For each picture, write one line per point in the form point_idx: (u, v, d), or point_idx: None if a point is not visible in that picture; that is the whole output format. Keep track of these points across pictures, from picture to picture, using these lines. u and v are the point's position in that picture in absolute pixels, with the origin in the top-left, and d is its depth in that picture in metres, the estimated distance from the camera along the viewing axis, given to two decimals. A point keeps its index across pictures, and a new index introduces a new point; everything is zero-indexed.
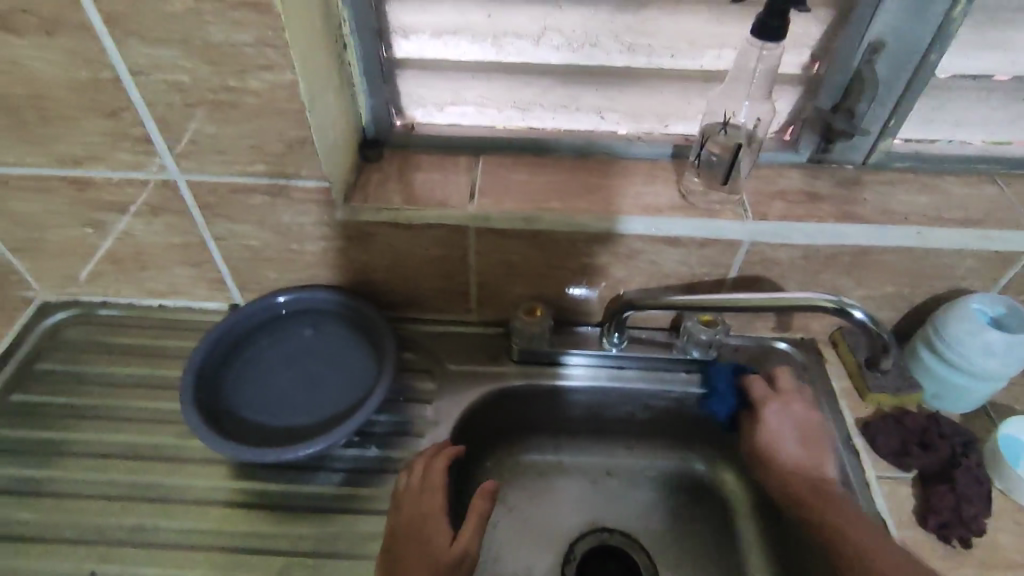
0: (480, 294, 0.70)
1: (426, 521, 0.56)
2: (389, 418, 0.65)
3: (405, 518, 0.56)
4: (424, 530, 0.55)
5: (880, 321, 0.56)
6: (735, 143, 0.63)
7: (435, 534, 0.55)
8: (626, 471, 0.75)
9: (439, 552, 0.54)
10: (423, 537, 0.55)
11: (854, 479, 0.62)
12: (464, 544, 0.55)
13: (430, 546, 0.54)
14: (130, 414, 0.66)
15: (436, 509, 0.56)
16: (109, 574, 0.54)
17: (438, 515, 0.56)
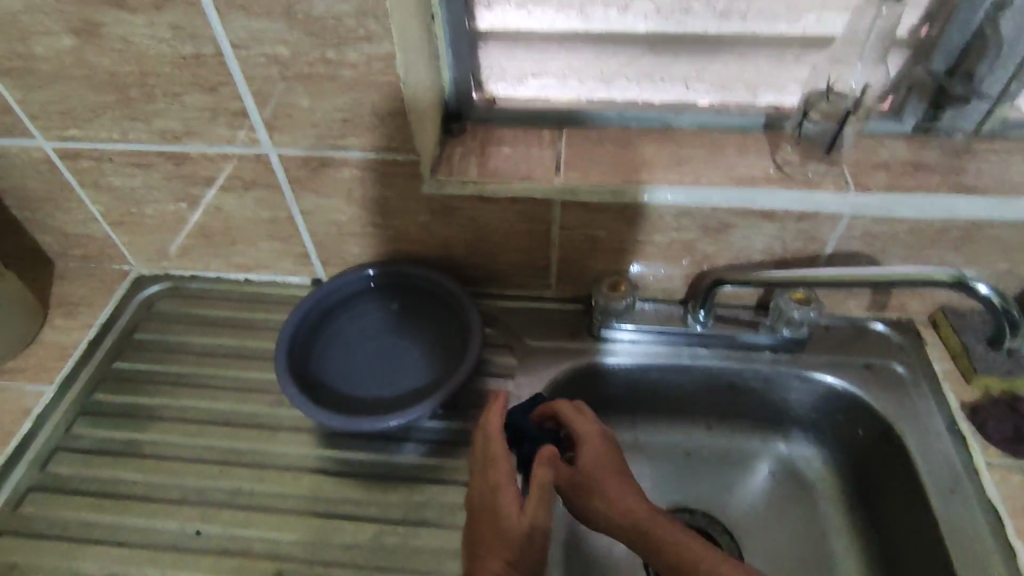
0: (560, 269, 0.69)
1: (496, 493, 0.54)
2: (472, 392, 0.66)
3: (475, 497, 0.54)
4: (494, 503, 0.53)
5: (1005, 295, 0.53)
6: (841, 110, 0.61)
7: (504, 506, 0.53)
8: (706, 451, 0.74)
9: (509, 522, 0.52)
10: (494, 511, 0.53)
11: (961, 465, 0.59)
12: (531, 519, 0.51)
13: (499, 518, 0.52)
14: (223, 383, 0.68)
15: (503, 480, 0.54)
16: (212, 534, 0.56)
17: (507, 487, 0.54)
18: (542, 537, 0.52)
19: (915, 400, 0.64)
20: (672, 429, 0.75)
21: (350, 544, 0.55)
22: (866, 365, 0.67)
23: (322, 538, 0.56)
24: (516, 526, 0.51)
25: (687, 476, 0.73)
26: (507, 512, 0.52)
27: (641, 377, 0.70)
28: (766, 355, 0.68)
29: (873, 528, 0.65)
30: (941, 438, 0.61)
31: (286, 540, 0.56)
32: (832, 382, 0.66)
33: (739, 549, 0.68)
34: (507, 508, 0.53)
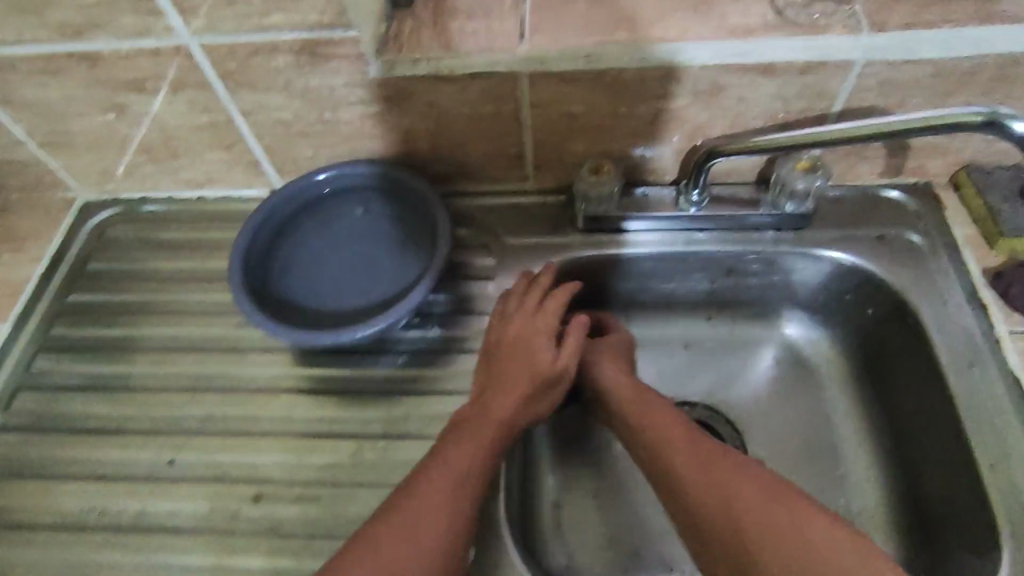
0: (537, 156, 0.62)
1: (527, 338, 0.56)
2: (450, 297, 0.61)
3: (507, 333, 0.56)
4: (529, 345, 0.55)
5: None
6: None
7: (540, 351, 0.56)
8: (705, 343, 0.70)
9: (537, 372, 0.55)
10: (526, 353, 0.55)
11: (980, 336, 0.54)
12: (564, 365, 0.56)
13: (533, 362, 0.55)
14: (185, 308, 0.63)
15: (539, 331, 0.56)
16: (186, 461, 0.54)
17: (540, 335, 0.56)
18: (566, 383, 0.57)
19: (932, 270, 0.58)
20: (670, 322, 0.70)
21: (330, 462, 0.53)
22: (879, 237, 0.61)
23: (301, 457, 0.53)
24: (551, 372, 0.55)
25: (686, 369, 0.69)
26: (540, 358, 0.55)
27: (633, 269, 0.65)
28: (769, 235, 0.62)
29: (884, 407, 0.62)
30: (960, 308, 0.56)
31: (263, 462, 0.53)
32: (841, 258, 0.61)
33: (742, 438, 0.65)
34: (540, 354, 0.56)
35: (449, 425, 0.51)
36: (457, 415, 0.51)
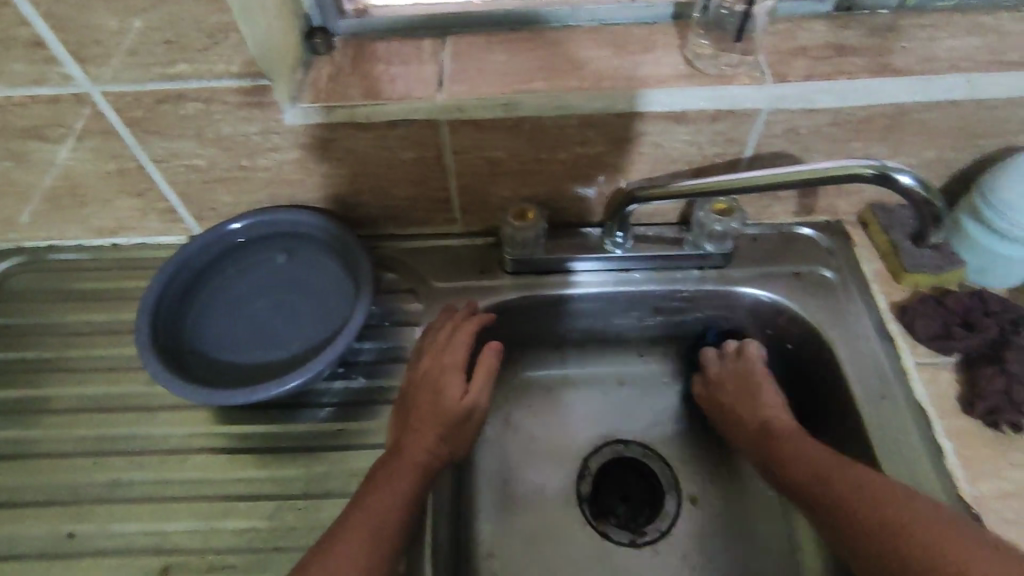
0: (462, 200, 0.62)
1: (443, 373, 0.54)
2: (376, 345, 0.59)
3: (419, 370, 0.55)
4: (439, 380, 0.54)
5: (931, 185, 0.48)
6: None
7: (449, 386, 0.54)
8: (638, 379, 0.70)
9: (447, 412, 0.53)
10: (437, 388, 0.54)
11: (890, 369, 0.57)
12: (472, 401, 0.54)
13: (441, 396, 0.53)
14: (92, 365, 0.60)
15: (453, 366, 0.54)
16: (86, 534, 0.50)
17: (453, 370, 0.55)
18: (478, 419, 0.55)
19: (845, 305, 0.61)
20: (602, 359, 0.71)
21: (246, 527, 0.50)
22: (795, 273, 0.63)
23: (214, 523, 0.50)
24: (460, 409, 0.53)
25: (619, 406, 0.69)
26: (451, 393, 0.54)
27: (562, 309, 0.65)
28: (693, 274, 0.63)
29: None
30: (871, 342, 0.58)
31: (173, 531, 0.50)
32: (760, 295, 0.62)
33: (674, 475, 0.65)
34: (449, 389, 0.54)
35: (369, 472, 0.49)
36: (377, 462, 0.49)
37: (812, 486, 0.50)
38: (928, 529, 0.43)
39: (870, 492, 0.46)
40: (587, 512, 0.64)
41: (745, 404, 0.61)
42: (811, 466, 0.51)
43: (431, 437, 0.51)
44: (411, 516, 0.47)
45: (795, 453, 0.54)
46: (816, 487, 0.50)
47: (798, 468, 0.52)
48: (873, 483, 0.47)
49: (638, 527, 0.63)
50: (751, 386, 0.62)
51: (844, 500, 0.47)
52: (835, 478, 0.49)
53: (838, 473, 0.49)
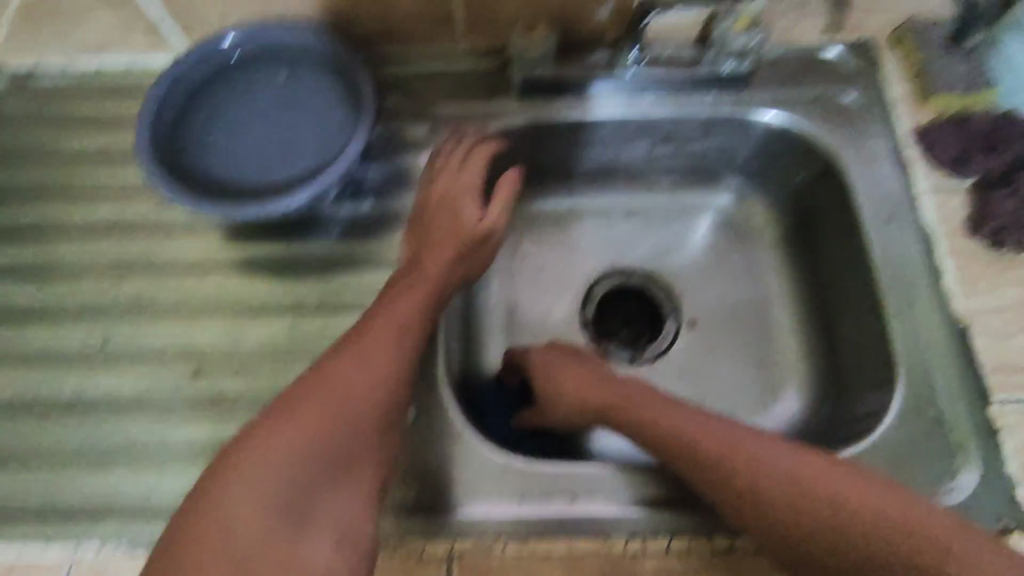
0: (469, 14, 0.58)
1: (459, 196, 0.54)
2: (383, 169, 0.59)
3: (436, 191, 0.54)
4: (456, 202, 0.54)
5: None
6: None
7: (466, 208, 0.54)
8: (645, 211, 0.71)
9: (463, 231, 0.53)
10: (452, 208, 0.54)
11: (900, 193, 0.56)
12: (490, 224, 0.54)
13: (458, 216, 0.53)
14: (98, 188, 0.59)
15: (469, 189, 0.54)
16: (118, 342, 0.53)
17: (468, 195, 0.54)
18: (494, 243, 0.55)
19: (863, 130, 0.59)
20: (610, 191, 0.70)
21: (268, 336, 0.53)
22: (816, 97, 0.60)
23: (237, 332, 0.53)
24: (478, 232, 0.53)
25: (624, 237, 0.70)
26: (468, 216, 0.54)
27: (571, 136, 0.63)
28: (709, 97, 0.61)
29: (808, 267, 0.65)
30: (885, 167, 0.57)
31: (200, 339, 0.53)
32: (777, 119, 0.60)
33: (676, 300, 0.68)
34: (466, 211, 0.54)
35: (388, 284, 0.50)
36: (396, 275, 0.51)
37: (727, 490, 0.43)
38: (840, 486, 0.41)
39: (787, 482, 0.42)
40: (590, 333, 0.67)
41: (544, 385, 0.55)
42: (692, 453, 0.45)
43: (449, 254, 0.52)
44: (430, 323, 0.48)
45: (669, 435, 0.47)
46: (743, 508, 0.43)
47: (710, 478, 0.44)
48: (784, 462, 0.43)
49: (638, 347, 0.66)
50: (565, 362, 0.55)
51: (781, 501, 0.42)
52: (736, 480, 0.43)
53: (730, 458, 0.44)
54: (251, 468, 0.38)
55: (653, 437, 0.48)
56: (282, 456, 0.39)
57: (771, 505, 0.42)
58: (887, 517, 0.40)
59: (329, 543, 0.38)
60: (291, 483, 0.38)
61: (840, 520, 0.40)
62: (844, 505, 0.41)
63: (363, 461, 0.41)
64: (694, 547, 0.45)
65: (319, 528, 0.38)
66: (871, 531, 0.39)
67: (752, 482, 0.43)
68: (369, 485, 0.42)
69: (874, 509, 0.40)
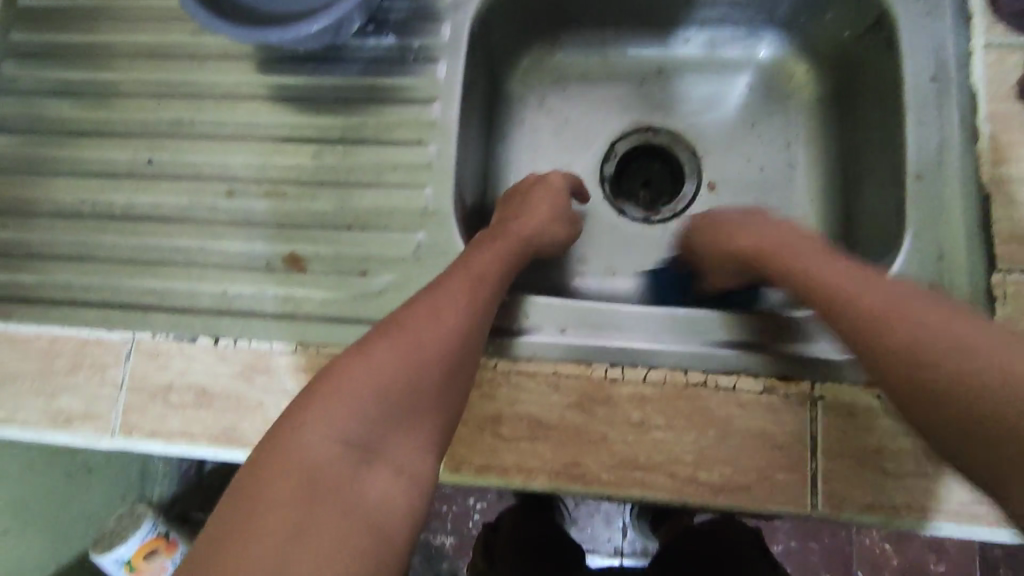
0: None
1: (556, 189, 0.58)
2: (407, 3, 0.58)
3: (524, 186, 0.59)
4: (555, 195, 0.58)
5: None
6: None
7: (563, 202, 0.58)
8: (680, 67, 0.68)
9: (533, 227, 0.55)
10: (554, 196, 0.58)
11: (953, 48, 0.52)
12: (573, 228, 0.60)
13: (557, 206, 0.58)
14: (137, 13, 0.61)
15: (544, 205, 0.57)
16: (164, 162, 0.57)
17: (560, 193, 0.59)
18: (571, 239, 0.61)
19: None
20: (644, 44, 0.68)
21: (294, 164, 0.56)
22: None
23: (265, 158, 0.56)
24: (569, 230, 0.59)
25: (655, 94, 0.68)
26: (565, 215, 0.58)
27: None
28: None
29: (841, 133, 0.62)
30: (944, 17, 0.52)
31: (234, 164, 0.57)
32: None
33: (698, 163, 0.67)
34: (561, 205, 0.58)
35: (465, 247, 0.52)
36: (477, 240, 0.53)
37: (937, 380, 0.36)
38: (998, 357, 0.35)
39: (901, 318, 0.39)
40: (607, 191, 0.67)
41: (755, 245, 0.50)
42: (839, 278, 0.43)
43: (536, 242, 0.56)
44: (498, 296, 0.49)
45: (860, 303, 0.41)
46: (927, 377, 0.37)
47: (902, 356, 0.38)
48: (929, 308, 0.39)
49: (653, 207, 0.67)
50: (732, 222, 0.53)
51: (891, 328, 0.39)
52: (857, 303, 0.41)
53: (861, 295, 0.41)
54: (330, 400, 0.40)
55: (818, 282, 0.44)
56: (356, 394, 0.40)
57: (918, 341, 0.38)
58: (970, 360, 0.36)
59: (388, 478, 0.39)
60: (362, 416, 0.39)
61: (926, 351, 0.37)
62: (935, 341, 0.37)
63: (423, 417, 0.42)
64: (672, 377, 0.48)
65: (380, 465, 0.39)
66: (957, 369, 0.36)
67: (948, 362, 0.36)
68: (430, 437, 0.42)
69: (962, 341, 0.37)
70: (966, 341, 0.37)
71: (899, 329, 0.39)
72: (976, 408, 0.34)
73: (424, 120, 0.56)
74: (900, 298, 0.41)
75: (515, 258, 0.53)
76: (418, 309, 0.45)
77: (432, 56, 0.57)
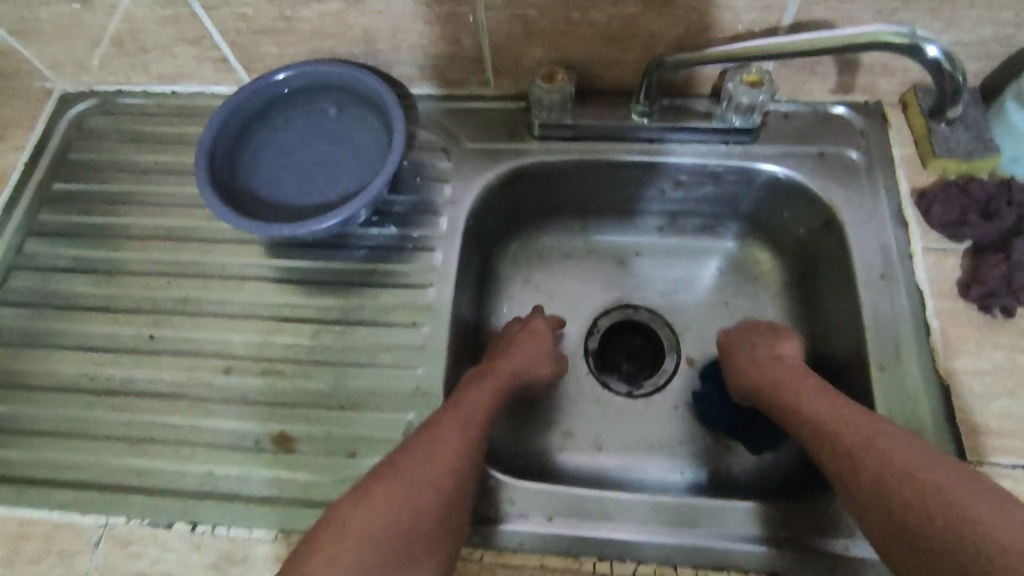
0: (495, 62, 0.64)
1: (534, 329, 0.62)
2: (408, 198, 0.64)
3: (507, 330, 0.62)
4: (532, 334, 0.61)
5: (959, 58, 0.48)
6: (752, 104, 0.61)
7: (543, 341, 0.61)
8: (656, 251, 0.74)
9: (515, 366, 0.58)
10: (533, 336, 0.61)
11: (896, 251, 0.58)
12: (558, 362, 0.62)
13: (539, 345, 0.61)
14: (161, 200, 0.67)
15: (525, 346, 0.60)
16: (165, 337, 0.60)
17: (540, 332, 0.62)
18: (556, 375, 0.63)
19: (866, 189, 0.61)
20: (622, 230, 0.74)
21: (292, 343, 0.59)
22: (819, 153, 0.63)
23: (265, 336, 0.59)
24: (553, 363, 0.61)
25: (634, 275, 0.74)
26: (546, 351, 0.61)
27: (586, 175, 0.68)
28: (718, 148, 0.64)
29: (806, 316, 0.67)
30: (884, 225, 0.59)
31: (234, 341, 0.59)
32: (780, 174, 0.63)
33: (677, 340, 0.71)
34: (542, 342, 0.61)
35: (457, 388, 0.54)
36: (469, 380, 0.55)
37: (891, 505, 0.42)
38: (975, 502, 0.40)
39: (891, 461, 0.44)
40: (591, 365, 0.70)
41: (793, 379, 0.55)
42: (841, 423, 0.48)
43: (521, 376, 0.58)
44: (489, 425, 0.52)
45: (823, 433, 0.49)
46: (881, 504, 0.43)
47: (865, 474, 0.45)
48: (926, 455, 0.44)
49: (636, 381, 0.70)
50: (738, 352, 0.61)
51: (879, 468, 0.45)
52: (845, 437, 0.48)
53: (869, 438, 0.46)
54: (336, 546, 0.41)
55: (820, 426, 0.50)
56: (360, 536, 0.42)
57: (890, 464, 0.44)
58: (941, 501, 0.40)
59: None
60: (364, 562, 0.41)
61: (898, 483, 0.43)
62: (918, 479, 0.42)
63: (425, 554, 0.43)
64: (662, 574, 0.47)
65: None
66: (940, 511, 0.40)
67: (904, 488, 0.42)
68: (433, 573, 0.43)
69: (935, 489, 0.41)
70: (940, 489, 0.41)
71: (868, 453, 0.46)
72: (937, 539, 0.39)
73: (418, 303, 0.59)
74: (903, 439, 0.46)
75: (502, 397, 0.56)
76: (414, 446, 0.48)
77: (428, 245, 0.62)
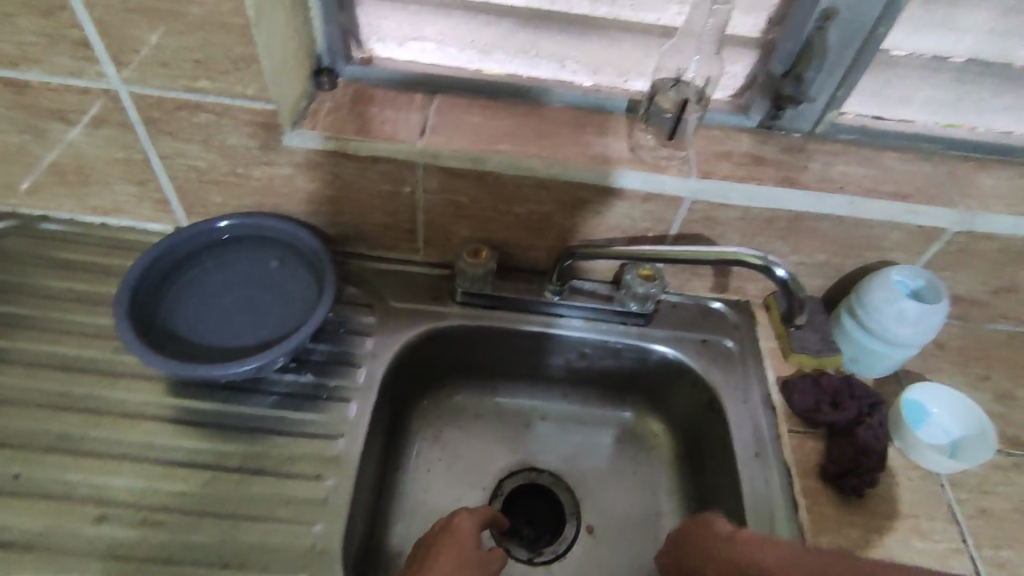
0: (427, 234, 0.71)
1: (456, 529, 0.59)
2: (329, 348, 0.67)
3: (433, 532, 0.60)
4: (449, 538, 0.59)
5: (798, 280, 0.61)
6: (647, 296, 0.70)
7: (464, 543, 0.58)
8: (561, 416, 0.78)
9: None
10: (454, 536, 0.59)
11: (767, 431, 0.66)
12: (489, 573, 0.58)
13: (457, 546, 0.58)
14: (63, 327, 0.65)
15: (443, 555, 0.57)
16: (32, 478, 0.54)
17: (459, 536, 0.59)
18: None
19: (741, 373, 0.70)
20: (531, 395, 0.78)
21: (180, 490, 0.55)
22: (702, 340, 0.73)
23: (152, 483, 0.55)
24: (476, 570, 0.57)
25: (539, 438, 0.77)
26: (467, 554, 0.58)
27: (501, 341, 0.73)
28: (617, 327, 0.72)
29: (693, 489, 0.71)
30: (756, 406, 0.68)
31: (114, 485, 0.55)
32: (669, 355, 0.72)
33: (578, 506, 0.73)
34: (461, 547, 0.58)
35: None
36: None
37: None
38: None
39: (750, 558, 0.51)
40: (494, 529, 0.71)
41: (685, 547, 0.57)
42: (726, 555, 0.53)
43: None
44: None
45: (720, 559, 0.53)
46: None
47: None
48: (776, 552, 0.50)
49: (537, 548, 0.70)
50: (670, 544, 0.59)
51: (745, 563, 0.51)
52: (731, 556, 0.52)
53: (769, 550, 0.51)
54: None
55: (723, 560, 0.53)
56: None
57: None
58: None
59: None
60: None
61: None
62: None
63: None
64: None
65: None
66: None
67: None
68: None
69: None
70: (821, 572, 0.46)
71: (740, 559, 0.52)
72: None
73: (326, 455, 0.59)
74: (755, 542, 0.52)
75: None
76: None
77: (343, 396, 0.63)
